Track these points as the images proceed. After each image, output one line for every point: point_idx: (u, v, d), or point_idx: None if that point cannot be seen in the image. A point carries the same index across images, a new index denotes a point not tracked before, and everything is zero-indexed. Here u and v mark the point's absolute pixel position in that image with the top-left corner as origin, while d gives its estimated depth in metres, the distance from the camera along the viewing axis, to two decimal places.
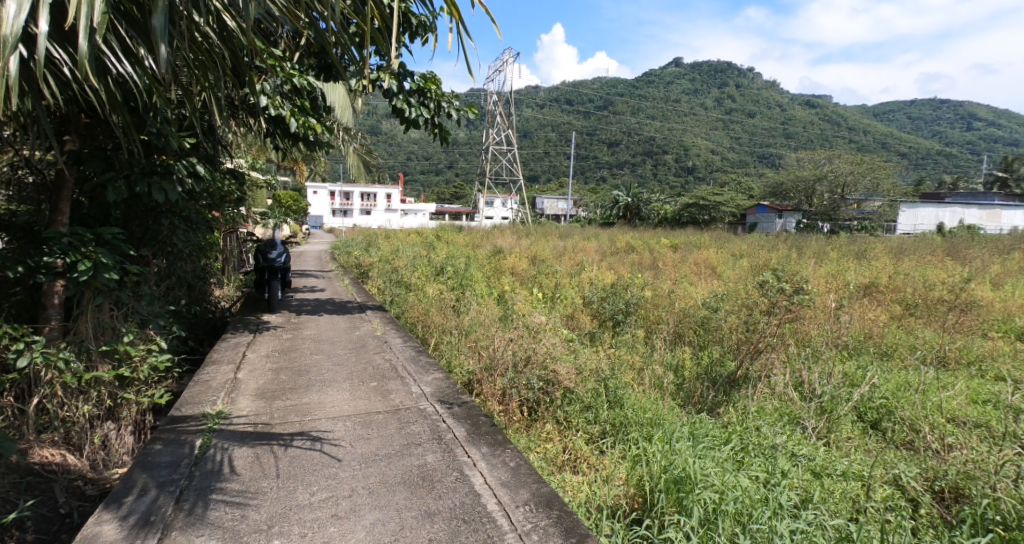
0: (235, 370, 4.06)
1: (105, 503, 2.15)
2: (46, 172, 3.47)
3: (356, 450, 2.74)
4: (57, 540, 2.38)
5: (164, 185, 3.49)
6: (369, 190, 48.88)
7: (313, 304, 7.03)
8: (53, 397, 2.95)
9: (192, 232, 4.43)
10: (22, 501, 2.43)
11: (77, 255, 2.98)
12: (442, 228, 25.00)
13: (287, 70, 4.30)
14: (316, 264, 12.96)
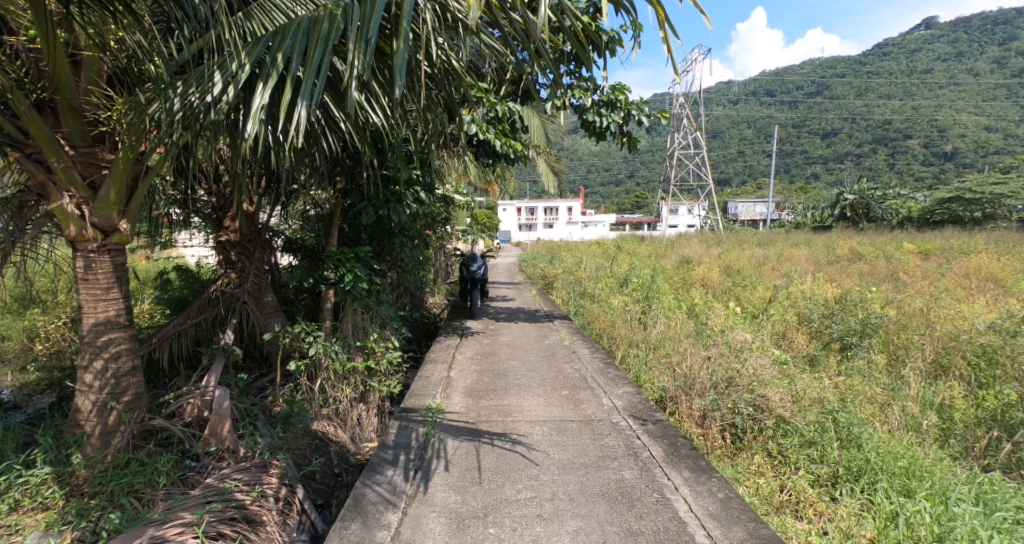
0: (448, 369, 4.60)
1: (369, 471, 2.66)
2: (324, 206, 4.44)
3: (554, 456, 2.84)
4: (334, 493, 3.11)
5: (397, 210, 4.15)
6: (554, 204, 50.91)
7: (507, 313, 7.55)
8: (329, 380, 3.75)
9: (415, 249, 5.19)
10: (314, 459, 3.17)
11: (344, 269, 3.76)
12: (624, 238, 24.62)
13: (491, 102, 4.73)
14: (507, 275, 13.93)
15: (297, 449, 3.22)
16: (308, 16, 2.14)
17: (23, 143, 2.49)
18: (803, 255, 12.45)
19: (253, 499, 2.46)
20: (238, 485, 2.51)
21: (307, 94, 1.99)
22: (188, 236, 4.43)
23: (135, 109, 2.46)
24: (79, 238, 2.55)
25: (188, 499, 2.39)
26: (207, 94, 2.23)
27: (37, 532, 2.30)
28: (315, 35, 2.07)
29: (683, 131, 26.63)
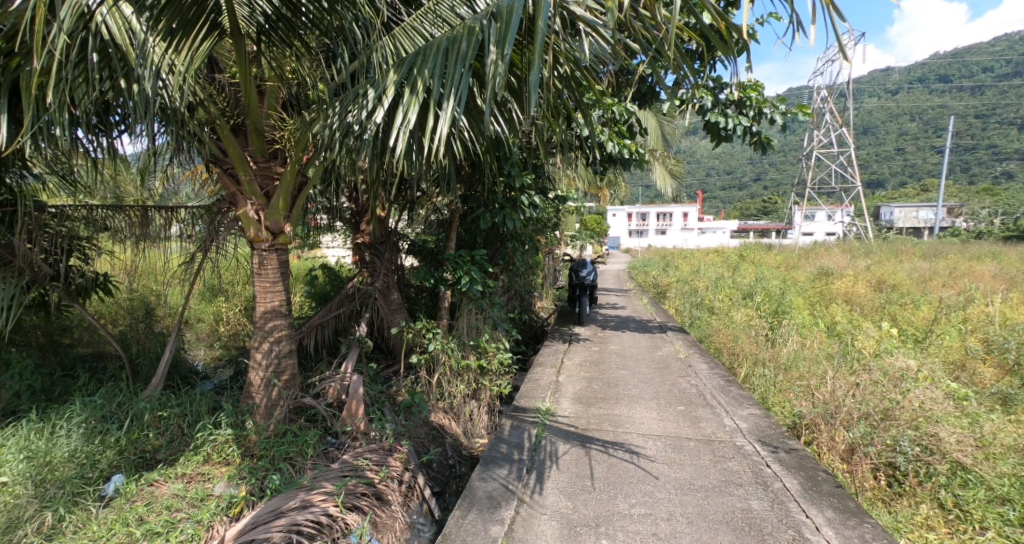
0: (556, 374, 4.61)
1: (483, 466, 2.76)
2: (444, 211, 4.70)
3: (670, 474, 2.71)
4: (450, 484, 3.30)
5: (511, 215, 4.28)
6: (670, 209, 48.72)
7: (617, 321, 7.37)
8: (445, 375, 3.96)
9: (526, 253, 5.28)
10: (432, 448, 3.37)
11: (461, 271, 3.96)
12: (748, 247, 22.75)
13: (610, 105, 4.67)
14: (617, 282, 13.62)
15: (417, 438, 3.45)
16: (446, 36, 2.31)
17: (222, 161, 3.00)
18: (982, 270, 10.48)
19: (382, 479, 2.68)
20: (369, 464, 2.75)
21: (447, 109, 2.16)
22: (330, 239, 4.99)
23: (302, 127, 2.83)
24: (256, 239, 3.02)
25: (330, 471, 2.68)
26: (361, 112, 2.51)
27: (223, 482, 2.75)
28: (453, 53, 2.24)
29: (823, 129, 23.94)
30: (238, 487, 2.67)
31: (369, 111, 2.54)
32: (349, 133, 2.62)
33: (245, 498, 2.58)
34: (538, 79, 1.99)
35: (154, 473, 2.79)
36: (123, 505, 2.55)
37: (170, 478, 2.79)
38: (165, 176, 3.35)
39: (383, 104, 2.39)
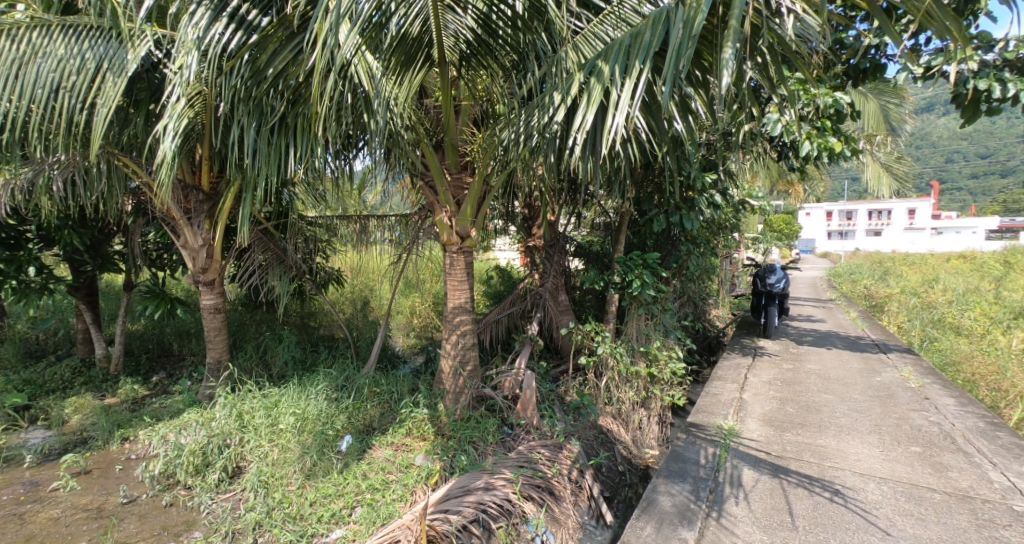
0: (740, 390, 4.22)
1: (663, 480, 2.68)
2: (612, 216, 4.68)
3: (906, 529, 2.29)
4: (621, 492, 3.27)
5: (688, 216, 4.08)
6: (885, 206, 40.86)
7: (814, 337, 6.43)
8: (614, 380, 3.92)
9: (703, 257, 4.94)
10: (602, 452, 3.37)
11: (633, 275, 3.91)
12: (1006, 253, 17.80)
13: (815, 91, 4.15)
14: (813, 291, 11.89)
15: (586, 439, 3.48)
16: (629, 32, 2.31)
17: (425, 174, 3.43)
18: None
19: (554, 474, 2.80)
20: (544, 459, 2.88)
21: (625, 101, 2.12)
22: (502, 242, 5.33)
23: (491, 138, 3.10)
24: (449, 243, 3.39)
25: (507, 459, 2.89)
26: (544, 117, 2.62)
27: (423, 454, 3.17)
28: (636, 47, 2.22)
29: None
30: (433, 460, 3.08)
31: (551, 116, 2.64)
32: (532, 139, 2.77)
33: (440, 471, 2.94)
34: (733, 54, 1.90)
35: (373, 439, 3.39)
36: (353, 462, 3.16)
37: (384, 444, 3.33)
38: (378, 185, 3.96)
39: (564, 106, 2.47)
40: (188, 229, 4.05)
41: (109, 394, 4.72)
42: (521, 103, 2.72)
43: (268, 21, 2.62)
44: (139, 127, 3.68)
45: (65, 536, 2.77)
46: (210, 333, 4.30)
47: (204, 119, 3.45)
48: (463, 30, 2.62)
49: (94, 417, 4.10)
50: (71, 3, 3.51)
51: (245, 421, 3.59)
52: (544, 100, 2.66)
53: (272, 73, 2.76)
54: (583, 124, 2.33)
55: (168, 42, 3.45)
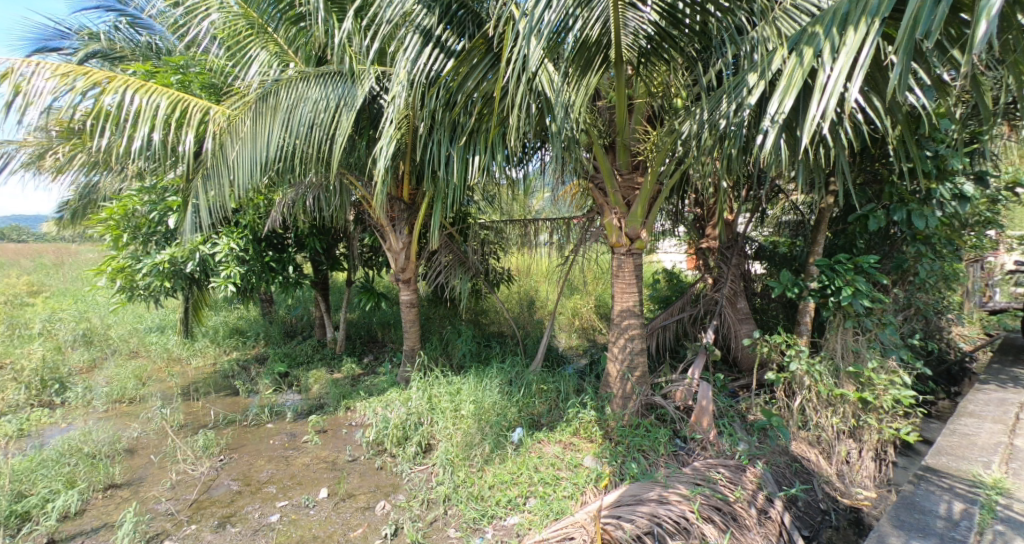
0: (1009, 434, 3.26)
1: (895, 531, 2.34)
2: (807, 214, 4.12)
3: None
4: (823, 532, 2.86)
5: (924, 211, 3.38)
6: None
7: None
8: (811, 402, 3.45)
9: (940, 260, 3.98)
10: (797, 483, 2.97)
11: (841, 281, 3.40)
12: None
13: None
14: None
15: (777, 466, 3.10)
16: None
17: (594, 176, 3.46)
18: None
19: (738, 499, 2.58)
20: (724, 479, 2.70)
21: (838, 87, 1.89)
22: (670, 245, 5.09)
23: (666, 135, 3.01)
24: (616, 244, 3.39)
25: (682, 474, 2.79)
26: (732, 104, 2.46)
27: (591, 455, 3.22)
28: (858, 12, 1.94)
29: None
30: (602, 463, 3.11)
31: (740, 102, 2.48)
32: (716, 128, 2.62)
33: (610, 476, 2.97)
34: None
35: (541, 433, 3.53)
36: (525, 453, 3.36)
37: (552, 440, 3.46)
38: (544, 187, 4.15)
39: (758, 88, 2.29)
40: (393, 234, 4.76)
41: (336, 370, 5.80)
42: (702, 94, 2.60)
43: (465, 47, 2.95)
44: (362, 151, 4.46)
45: (313, 479, 3.50)
46: (407, 324, 5.00)
47: (407, 139, 4.03)
48: (644, 25, 2.57)
49: (328, 387, 5.08)
50: (323, 56, 4.40)
51: (434, 404, 4.09)
52: (733, 87, 2.49)
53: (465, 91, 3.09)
54: (781, 109, 2.12)
55: (386, 77, 4.11)
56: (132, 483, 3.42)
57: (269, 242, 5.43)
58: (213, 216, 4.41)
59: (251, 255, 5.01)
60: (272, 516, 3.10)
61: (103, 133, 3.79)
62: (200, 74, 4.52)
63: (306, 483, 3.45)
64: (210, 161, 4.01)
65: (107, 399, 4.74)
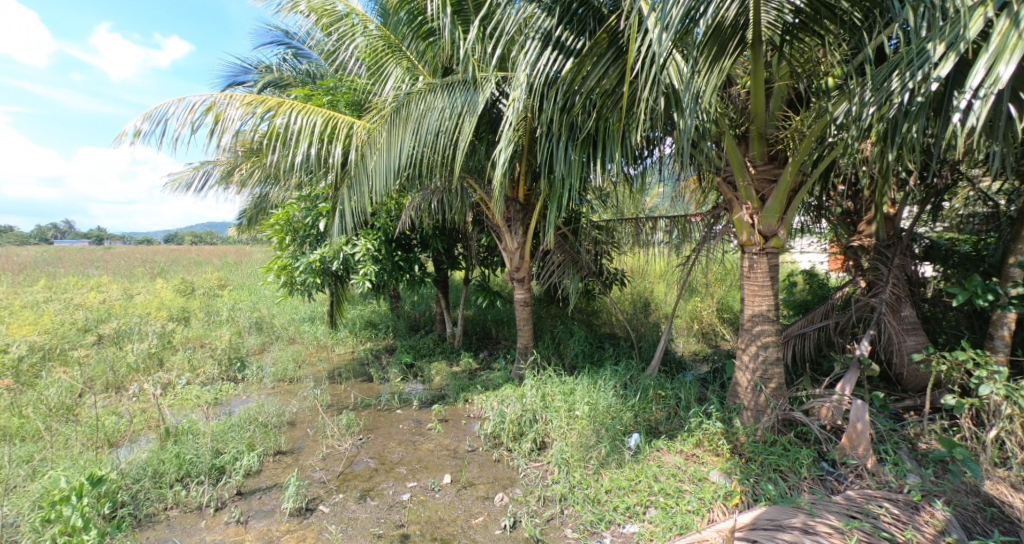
0: None
1: None
2: (1002, 204, 3.52)
3: None
4: None
5: None
6: None
7: None
8: (1013, 435, 2.83)
9: None
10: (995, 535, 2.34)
11: None
12: None
13: None
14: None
15: (965, 511, 2.48)
16: None
17: (722, 169, 3.24)
18: None
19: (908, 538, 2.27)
20: (889, 515, 2.39)
21: None
22: (808, 243, 4.59)
23: (818, 118, 2.75)
24: (748, 243, 3.16)
25: (832, 504, 2.53)
26: (910, 79, 2.22)
27: (717, 470, 3.04)
28: None
29: None
30: (730, 479, 2.95)
31: (922, 75, 2.23)
32: (885, 107, 2.38)
33: (741, 495, 2.81)
34: None
35: (661, 441, 3.41)
36: (642, 460, 3.27)
37: (672, 449, 3.33)
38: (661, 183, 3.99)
39: (951, 59, 2.07)
40: (509, 234, 4.89)
41: (455, 363, 6.13)
42: (868, 69, 2.38)
43: (587, 45, 2.96)
44: (481, 154, 4.62)
45: (437, 465, 3.74)
46: (521, 323, 5.11)
47: (524, 140, 4.13)
48: None
49: (448, 379, 5.39)
50: (449, 66, 4.62)
51: (547, 402, 4.13)
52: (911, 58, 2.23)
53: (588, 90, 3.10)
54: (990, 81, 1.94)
55: (505, 82, 4.25)
56: (295, 451, 3.95)
57: (399, 242, 5.83)
58: (355, 220, 4.90)
59: (383, 255, 5.45)
60: (403, 495, 3.38)
61: (275, 150, 4.44)
62: (345, 92, 5.00)
63: (431, 468, 3.70)
64: (353, 171, 4.46)
65: (275, 378, 5.51)
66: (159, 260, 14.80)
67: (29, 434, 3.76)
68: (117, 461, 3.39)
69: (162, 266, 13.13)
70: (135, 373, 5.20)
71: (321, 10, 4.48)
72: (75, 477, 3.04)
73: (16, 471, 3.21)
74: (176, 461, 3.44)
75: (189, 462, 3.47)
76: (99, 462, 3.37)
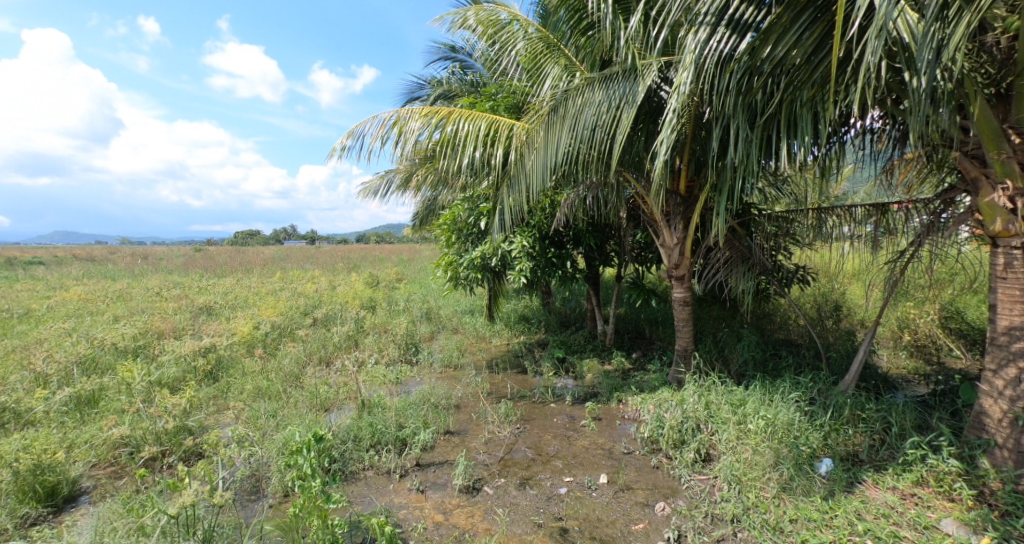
0: None
1: None
2: None
3: None
4: None
5: None
6: None
7: None
8: None
9: None
10: None
11: None
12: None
13: None
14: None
15: None
16: None
17: (963, 142, 2.64)
18: None
19: None
20: None
21: None
22: None
23: None
24: (1003, 234, 2.56)
25: None
26: None
27: (951, 519, 2.53)
28: None
29: None
30: (976, 534, 2.42)
31: None
32: None
33: None
34: None
35: (865, 474, 2.94)
36: (840, 492, 2.85)
37: (882, 485, 2.84)
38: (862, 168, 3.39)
39: None
40: (667, 229, 4.59)
41: (607, 361, 6.01)
42: None
43: (779, 13, 2.61)
44: (639, 146, 4.38)
45: (593, 463, 3.68)
46: (680, 324, 4.74)
47: (689, 128, 3.82)
48: None
49: (600, 377, 5.29)
50: (606, 57, 4.47)
51: (712, 411, 3.78)
52: None
53: (780, 62, 2.74)
54: None
55: (669, 67, 4.00)
56: (461, 432, 4.23)
57: (552, 239, 5.86)
58: (513, 218, 5.05)
59: (537, 251, 5.54)
60: (561, 488, 3.39)
61: (446, 156, 4.79)
62: (505, 97, 5.19)
63: (587, 465, 3.65)
64: (512, 171, 4.60)
65: (442, 363, 6.02)
66: (354, 257, 17.32)
67: (272, 393, 4.63)
68: (330, 424, 3.99)
69: (354, 262, 15.27)
70: (339, 350, 6.11)
71: (487, 21, 4.71)
72: (305, 433, 3.63)
73: (267, 422, 3.98)
74: (370, 429, 3.92)
75: (379, 431, 3.93)
76: (319, 422, 4.00)
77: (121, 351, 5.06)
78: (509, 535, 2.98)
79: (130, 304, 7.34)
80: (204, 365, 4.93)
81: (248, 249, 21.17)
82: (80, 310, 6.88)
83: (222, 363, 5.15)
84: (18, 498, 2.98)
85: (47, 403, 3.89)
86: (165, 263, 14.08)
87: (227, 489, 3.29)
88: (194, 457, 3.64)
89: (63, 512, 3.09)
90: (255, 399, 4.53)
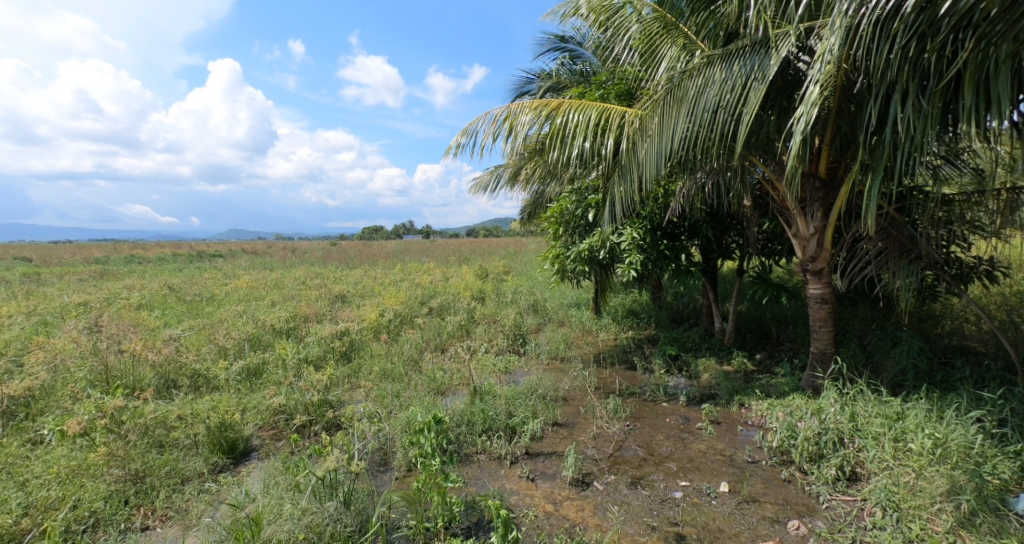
0: None
1: None
2: None
3: None
4: None
5: None
6: None
7: None
8: None
9: None
10: None
11: None
12: None
13: None
14: None
15: None
16: None
17: None
18: None
19: None
20: None
21: None
22: None
23: None
24: None
25: None
26: None
27: None
28: None
29: None
30: None
31: None
32: None
33: None
34: None
35: None
36: None
37: None
38: None
39: None
40: (802, 218, 4.09)
41: (726, 362, 5.57)
42: None
43: None
44: (771, 125, 3.91)
45: (712, 469, 3.42)
46: (817, 324, 4.22)
47: (833, 102, 3.32)
48: None
49: (719, 378, 4.91)
50: (731, 31, 4.09)
51: (859, 425, 3.31)
52: None
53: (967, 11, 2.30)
54: None
55: (811, 34, 3.56)
56: (569, 425, 4.19)
57: (665, 230, 5.53)
58: (624, 209, 4.83)
59: (648, 243, 5.27)
60: (676, 492, 3.20)
61: (554, 147, 4.72)
62: (617, 83, 4.99)
63: (704, 471, 3.41)
64: (624, 159, 4.39)
65: (549, 355, 6.02)
66: (466, 250, 18.06)
67: (395, 375, 4.97)
68: (446, 407, 4.17)
69: (465, 255, 15.91)
70: (453, 338, 6.38)
71: (599, 6, 4.57)
72: (424, 415, 3.83)
73: (392, 401, 4.28)
74: (482, 415, 4.04)
75: (490, 418, 4.04)
76: (436, 405, 4.20)
77: (277, 332, 5.77)
78: (622, 534, 2.88)
79: (283, 291, 8.37)
80: (340, 346, 5.44)
81: (373, 243, 23.04)
82: (247, 295, 8.01)
83: (354, 345, 5.64)
84: (209, 449, 3.51)
85: (227, 372, 4.59)
86: (309, 255, 15.89)
87: (361, 459, 3.56)
88: (334, 428, 4.00)
89: (240, 463, 3.57)
90: (381, 380, 4.89)
